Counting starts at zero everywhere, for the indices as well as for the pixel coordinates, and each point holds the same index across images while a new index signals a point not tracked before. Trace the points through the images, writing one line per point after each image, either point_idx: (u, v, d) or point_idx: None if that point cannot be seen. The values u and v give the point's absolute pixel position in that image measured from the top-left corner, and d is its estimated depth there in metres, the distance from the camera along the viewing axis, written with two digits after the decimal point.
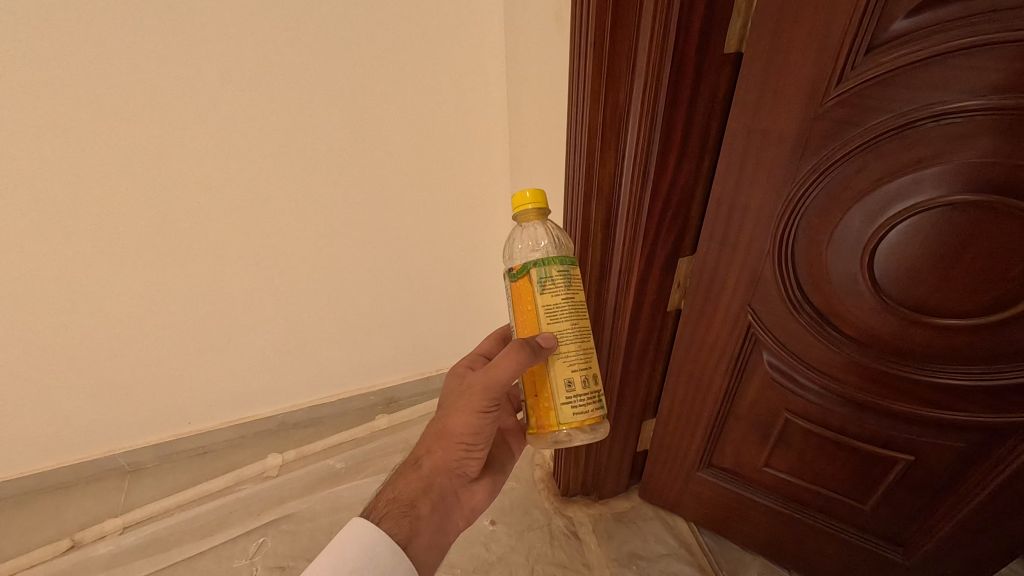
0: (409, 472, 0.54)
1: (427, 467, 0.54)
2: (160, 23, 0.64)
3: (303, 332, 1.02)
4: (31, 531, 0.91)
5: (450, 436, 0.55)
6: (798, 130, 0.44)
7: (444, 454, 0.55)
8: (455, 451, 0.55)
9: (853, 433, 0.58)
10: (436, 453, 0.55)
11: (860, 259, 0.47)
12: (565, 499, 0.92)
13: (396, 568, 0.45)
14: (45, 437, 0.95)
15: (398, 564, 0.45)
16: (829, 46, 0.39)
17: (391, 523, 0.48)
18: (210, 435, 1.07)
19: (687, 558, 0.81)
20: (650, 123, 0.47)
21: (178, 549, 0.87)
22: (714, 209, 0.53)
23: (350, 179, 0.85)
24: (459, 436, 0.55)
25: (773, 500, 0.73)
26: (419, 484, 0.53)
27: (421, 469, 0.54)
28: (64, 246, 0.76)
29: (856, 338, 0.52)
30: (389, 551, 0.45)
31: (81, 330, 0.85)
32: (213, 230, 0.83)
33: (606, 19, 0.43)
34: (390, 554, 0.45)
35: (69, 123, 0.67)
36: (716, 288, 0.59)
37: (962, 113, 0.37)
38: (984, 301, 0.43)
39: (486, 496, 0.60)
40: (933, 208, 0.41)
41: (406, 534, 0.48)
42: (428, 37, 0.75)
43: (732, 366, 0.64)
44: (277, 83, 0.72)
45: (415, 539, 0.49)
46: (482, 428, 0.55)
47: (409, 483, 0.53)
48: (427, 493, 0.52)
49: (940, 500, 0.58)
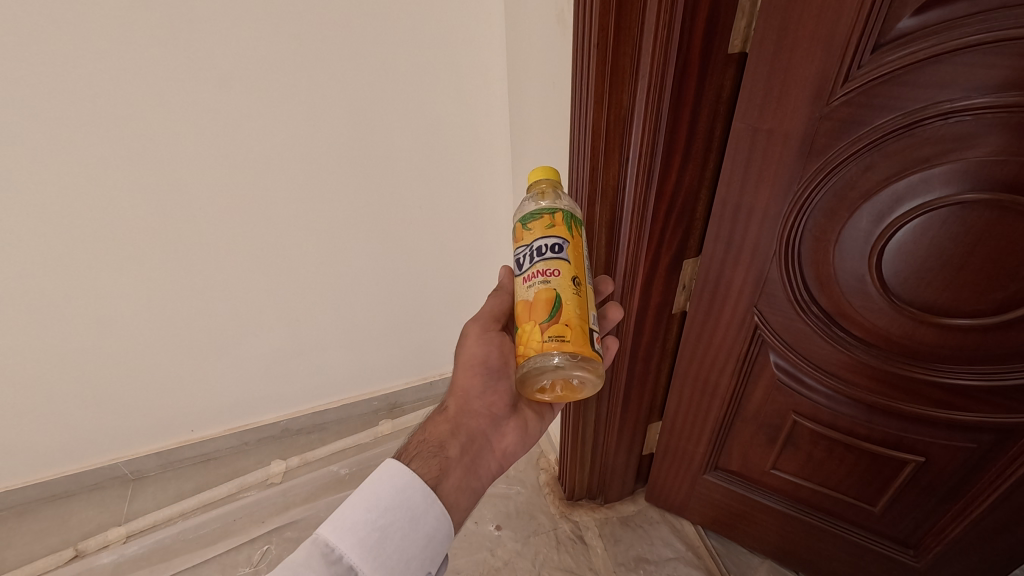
0: (434, 418, 0.54)
1: (451, 408, 0.54)
2: (160, 31, 0.64)
3: (305, 338, 1.02)
4: (36, 540, 0.91)
5: (463, 372, 0.56)
6: (805, 131, 0.44)
7: (465, 395, 0.55)
8: (471, 385, 0.55)
9: (863, 434, 0.58)
10: (457, 393, 0.55)
11: (869, 259, 0.46)
12: (570, 504, 0.91)
13: (428, 511, 0.44)
14: (48, 447, 0.95)
15: (430, 506, 0.44)
16: (835, 44, 0.39)
17: (421, 463, 0.47)
18: (213, 443, 1.06)
19: (694, 561, 0.81)
20: (655, 124, 0.46)
21: (183, 556, 0.88)
22: (719, 210, 0.52)
23: (351, 184, 0.85)
24: (471, 369, 0.56)
25: (780, 502, 0.72)
26: (445, 427, 0.52)
27: (445, 413, 0.54)
28: (66, 255, 0.76)
29: (865, 339, 0.51)
30: (422, 492, 0.44)
31: (85, 339, 0.85)
32: (214, 237, 0.82)
33: (609, 19, 0.42)
34: (421, 495, 0.44)
35: (72, 132, 0.67)
36: (723, 289, 0.58)
37: (971, 111, 0.36)
38: (995, 301, 0.42)
39: (518, 438, 0.57)
40: (941, 208, 0.40)
41: (435, 475, 0.47)
42: (429, 42, 0.75)
43: (740, 367, 0.63)
44: (277, 89, 0.72)
45: (445, 480, 0.47)
46: (492, 355, 0.56)
47: (436, 427, 0.52)
48: (455, 435, 0.52)
49: (951, 501, 0.58)
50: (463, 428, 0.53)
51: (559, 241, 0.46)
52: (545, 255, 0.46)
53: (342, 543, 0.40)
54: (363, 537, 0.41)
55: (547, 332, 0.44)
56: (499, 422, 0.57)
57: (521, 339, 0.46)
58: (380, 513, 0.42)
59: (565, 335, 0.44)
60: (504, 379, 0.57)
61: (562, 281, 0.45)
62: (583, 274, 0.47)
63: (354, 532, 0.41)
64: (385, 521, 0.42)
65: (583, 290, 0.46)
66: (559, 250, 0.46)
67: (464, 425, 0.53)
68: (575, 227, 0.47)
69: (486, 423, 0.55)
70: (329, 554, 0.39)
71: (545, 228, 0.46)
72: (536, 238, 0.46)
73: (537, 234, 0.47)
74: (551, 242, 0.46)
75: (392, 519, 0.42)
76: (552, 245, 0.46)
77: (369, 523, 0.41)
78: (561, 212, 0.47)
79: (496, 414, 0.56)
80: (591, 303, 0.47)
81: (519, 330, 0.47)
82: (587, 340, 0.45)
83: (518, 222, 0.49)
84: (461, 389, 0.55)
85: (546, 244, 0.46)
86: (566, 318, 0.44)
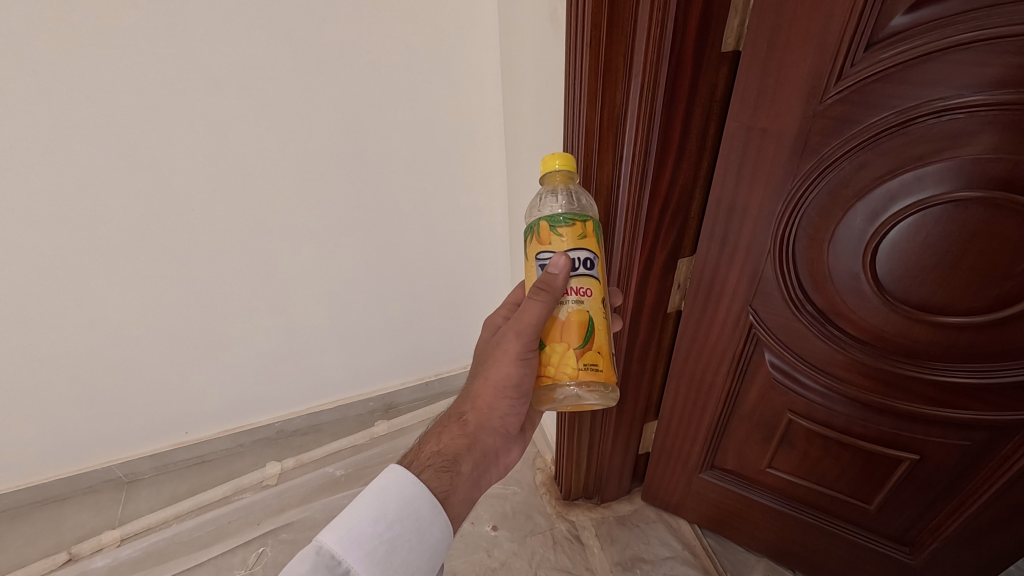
0: (451, 426, 0.53)
1: (470, 422, 0.53)
2: (150, 30, 0.64)
3: (300, 339, 1.01)
4: (29, 545, 0.91)
5: (491, 390, 0.53)
6: (798, 129, 0.44)
7: (487, 411, 0.54)
8: (496, 404, 0.54)
9: (857, 433, 0.58)
10: (480, 408, 0.54)
11: (863, 258, 0.46)
12: (566, 503, 0.91)
13: (433, 523, 0.44)
14: (40, 450, 0.94)
15: (436, 518, 0.44)
16: (829, 42, 0.39)
17: (432, 476, 0.46)
18: (208, 444, 1.06)
19: (690, 560, 0.81)
20: (648, 123, 0.46)
21: (178, 559, 0.87)
22: (714, 209, 0.52)
23: (344, 184, 0.84)
24: (499, 388, 0.53)
25: (776, 500, 0.73)
26: (462, 440, 0.51)
27: (463, 425, 0.53)
28: (55, 256, 0.75)
29: (859, 337, 0.51)
30: (428, 504, 0.44)
31: (76, 342, 0.84)
32: (206, 238, 0.82)
33: (602, 18, 0.42)
34: (429, 508, 0.44)
35: (63, 133, 0.67)
36: (718, 288, 0.58)
37: (964, 108, 0.36)
38: (989, 298, 0.42)
39: (519, 452, 0.60)
40: (935, 206, 0.40)
41: (445, 488, 0.46)
42: (421, 41, 0.74)
43: (735, 366, 0.63)
44: (268, 88, 0.72)
45: (453, 493, 0.47)
46: (525, 379, 0.53)
47: (452, 438, 0.51)
48: (470, 450, 0.51)
49: (946, 498, 0.58)
50: (479, 443, 0.52)
51: (590, 256, 0.46)
52: (577, 270, 0.45)
53: (349, 556, 0.39)
54: (370, 549, 0.40)
55: (581, 359, 0.46)
56: (510, 439, 0.57)
57: (551, 361, 0.47)
58: (387, 525, 0.41)
59: (597, 363, 0.46)
60: (525, 404, 0.56)
61: (593, 302, 0.46)
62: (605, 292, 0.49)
63: (360, 544, 0.40)
64: (392, 533, 0.41)
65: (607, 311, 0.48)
66: (589, 265, 0.46)
67: (480, 442, 0.53)
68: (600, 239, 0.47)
69: (499, 440, 0.55)
70: (334, 567, 0.39)
71: (576, 239, 0.45)
72: (569, 249, 0.45)
73: (568, 245, 0.45)
74: (583, 256, 0.45)
75: (399, 531, 0.42)
76: (583, 258, 0.45)
77: (375, 535, 0.41)
78: (590, 222, 0.46)
79: (509, 432, 0.57)
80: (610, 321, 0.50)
81: (545, 350, 0.48)
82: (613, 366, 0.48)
83: (542, 219, 0.46)
84: (483, 405, 0.54)
85: (578, 257, 0.45)
86: (599, 346, 0.46)
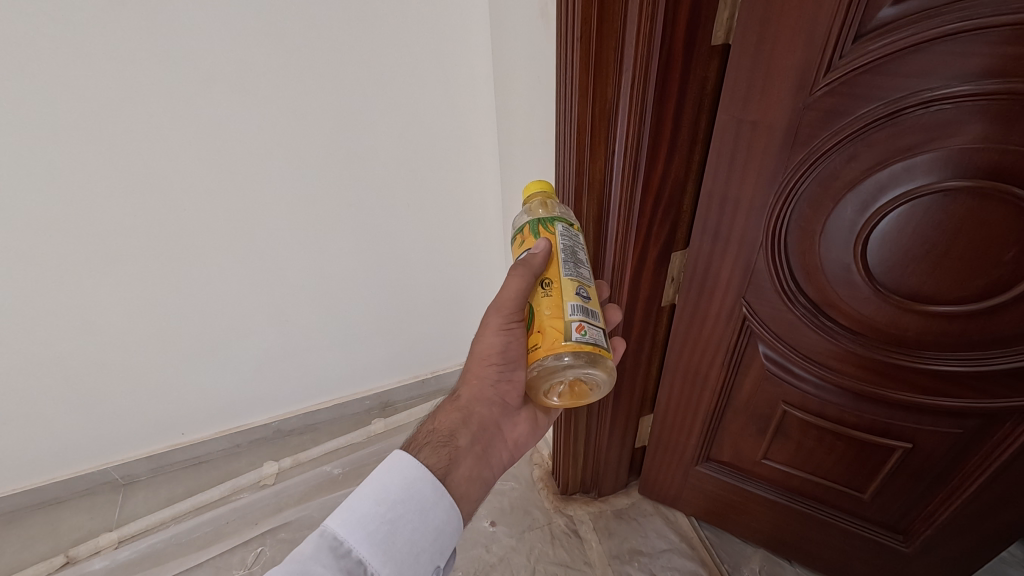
0: (446, 406, 0.53)
1: (463, 397, 0.53)
2: (137, 27, 0.63)
3: (295, 338, 1.01)
4: (26, 548, 0.91)
5: (476, 361, 0.53)
6: (788, 122, 0.44)
7: (477, 383, 0.53)
8: (487, 374, 0.53)
9: (851, 422, 0.59)
10: (471, 382, 0.53)
11: (854, 248, 0.47)
12: (564, 498, 0.92)
13: (437, 504, 0.43)
14: (34, 454, 0.93)
15: (439, 500, 0.44)
16: (817, 36, 0.39)
17: (430, 454, 0.47)
18: (204, 445, 1.05)
19: (687, 552, 0.81)
20: (640, 116, 0.46)
21: (176, 560, 0.87)
22: (706, 203, 0.52)
23: (337, 182, 0.84)
24: (485, 357, 0.52)
25: (772, 491, 0.73)
26: (457, 415, 0.52)
27: (457, 401, 0.53)
28: (45, 258, 0.74)
29: (852, 328, 0.51)
30: (431, 485, 0.44)
31: (68, 344, 0.84)
32: (198, 237, 0.81)
33: (592, 12, 0.42)
34: (431, 489, 0.44)
35: (51, 134, 0.66)
36: (711, 281, 0.58)
37: (951, 99, 0.36)
38: (979, 287, 0.43)
39: (528, 429, 0.59)
40: (924, 195, 0.41)
41: (444, 466, 0.46)
42: (412, 40, 0.74)
43: (729, 358, 0.63)
44: (260, 87, 0.71)
45: (454, 470, 0.47)
46: (511, 347, 0.52)
47: (448, 416, 0.52)
48: (467, 424, 0.52)
49: (939, 486, 0.59)
50: (475, 416, 0.52)
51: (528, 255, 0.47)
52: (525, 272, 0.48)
53: (352, 537, 0.40)
54: (372, 531, 0.40)
55: (530, 344, 0.46)
56: (511, 409, 0.57)
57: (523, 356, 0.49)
58: (390, 507, 0.42)
59: (539, 341, 0.44)
60: (518, 371, 0.55)
61: (534, 291, 0.46)
62: (556, 274, 0.45)
63: (363, 526, 0.40)
64: (394, 514, 0.41)
65: (555, 291, 0.44)
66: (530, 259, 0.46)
67: (476, 414, 0.53)
68: (543, 231, 0.46)
69: (498, 412, 0.55)
70: (338, 548, 0.39)
71: (519, 247, 0.48)
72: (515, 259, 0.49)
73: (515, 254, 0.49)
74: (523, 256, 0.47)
75: (402, 512, 0.42)
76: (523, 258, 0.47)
77: (377, 517, 0.41)
78: (526, 225, 0.47)
79: (509, 404, 0.56)
80: (569, 297, 0.44)
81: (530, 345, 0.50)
82: (561, 335, 0.43)
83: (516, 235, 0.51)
84: (474, 378, 0.53)
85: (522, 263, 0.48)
86: (538, 326, 0.45)
